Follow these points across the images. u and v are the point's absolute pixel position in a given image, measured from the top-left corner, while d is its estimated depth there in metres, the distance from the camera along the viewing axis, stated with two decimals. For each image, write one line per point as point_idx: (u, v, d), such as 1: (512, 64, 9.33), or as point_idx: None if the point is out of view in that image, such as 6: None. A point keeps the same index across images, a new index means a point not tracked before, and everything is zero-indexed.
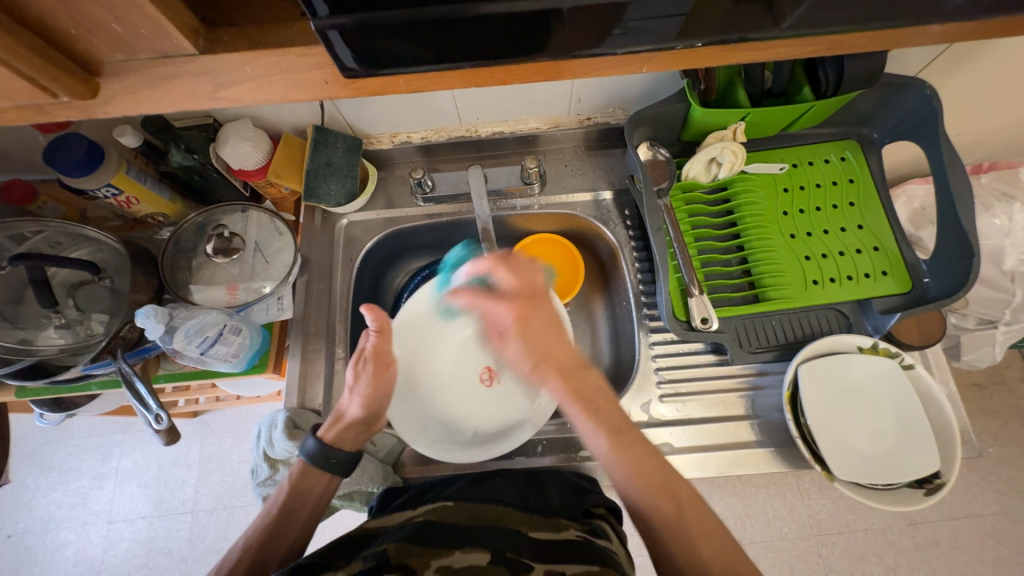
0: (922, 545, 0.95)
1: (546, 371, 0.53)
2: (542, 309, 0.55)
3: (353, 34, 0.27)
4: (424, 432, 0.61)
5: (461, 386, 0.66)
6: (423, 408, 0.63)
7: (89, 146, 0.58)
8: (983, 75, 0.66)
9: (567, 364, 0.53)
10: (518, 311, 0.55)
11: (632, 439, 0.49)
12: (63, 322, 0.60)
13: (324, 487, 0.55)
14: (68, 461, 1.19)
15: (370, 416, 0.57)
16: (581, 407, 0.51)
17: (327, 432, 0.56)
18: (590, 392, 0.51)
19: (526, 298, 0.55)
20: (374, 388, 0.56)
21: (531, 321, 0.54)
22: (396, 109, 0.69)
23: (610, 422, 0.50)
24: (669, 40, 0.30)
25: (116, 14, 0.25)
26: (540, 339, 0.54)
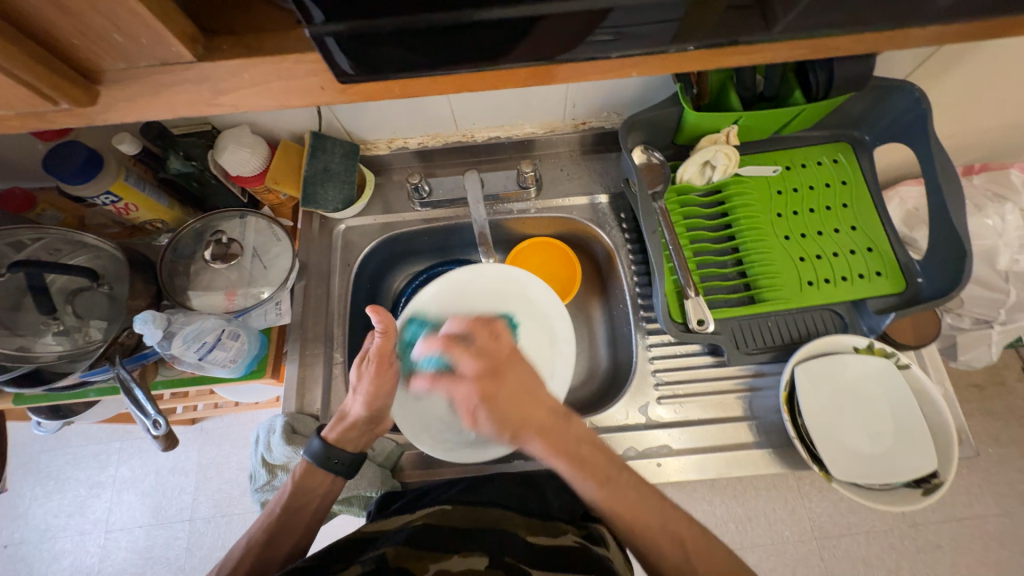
0: (924, 547, 0.94)
1: (523, 436, 0.48)
2: (511, 374, 0.50)
3: (349, 41, 0.27)
4: (430, 432, 0.59)
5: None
6: (425, 409, 0.60)
7: (89, 154, 0.59)
8: (970, 78, 0.67)
9: (545, 424, 0.49)
10: (482, 386, 0.48)
11: (625, 480, 0.48)
12: (62, 329, 0.61)
13: (326, 487, 0.56)
14: (65, 469, 1.18)
15: (374, 416, 0.57)
16: (566, 463, 0.48)
17: (331, 432, 0.56)
18: (572, 445, 0.49)
19: (489, 372, 0.49)
20: (378, 387, 0.56)
21: (495, 389, 0.49)
22: (392, 115, 0.70)
23: (598, 473, 0.48)
24: (660, 45, 0.31)
25: (117, 23, 0.25)
26: (510, 405, 0.48)
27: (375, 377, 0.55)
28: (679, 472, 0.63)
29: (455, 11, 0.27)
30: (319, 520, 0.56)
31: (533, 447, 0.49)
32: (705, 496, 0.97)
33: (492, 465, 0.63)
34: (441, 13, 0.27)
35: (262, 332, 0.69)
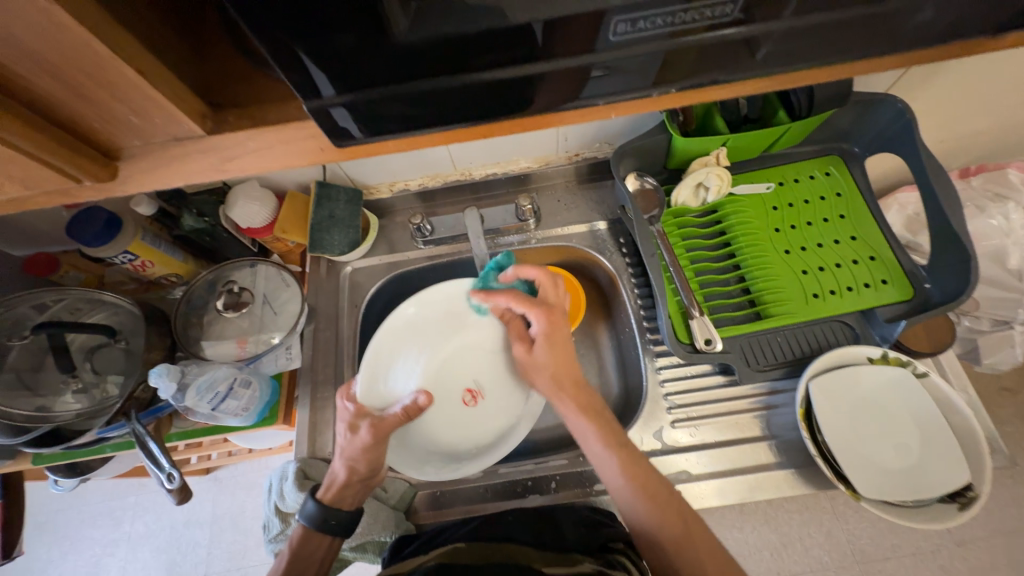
0: (976, 567, 0.89)
1: (562, 386, 0.56)
2: (562, 327, 0.58)
3: (349, 108, 0.29)
4: (430, 461, 0.60)
5: (447, 408, 0.62)
6: (418, 442, 0.60)
7: (108, 217, 0.62)
8: (952, 87, 0.68)
9: (577, 380, 0.56)
10: (553, 322, 0.57)
11: (630, 441, 0.52)
12: (81, 386, 0.62)
13: (326, 548, 0.53)
14: (81, 528, 1.17)
15: (365, 475, 0.54)
16: (583, 425, 0.53)
17: (326, 492, 0.54)
18: (602, 413, 0.54)
19: (558, 312, 0.58)
20: (372, 456, 0.53)
21: (559, 332, 0.57)
22: (393, 161, 0.73)
23: (620, 438, 0.52)
24: (639, 89, 0.32)
25: (134, 106, 0.28)
26: (563, 354, 0.57)
27: (373, 447, 0.53)
28: (701, 499, 0.60)
29: (435, 79, 0.28)
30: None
31: (564, 405, 0.55)
32: (734, 523, 0.93)
33: (508, 501, 0.62)
34: (424, 83, 0.28)
35: (273, 377, 0.70)
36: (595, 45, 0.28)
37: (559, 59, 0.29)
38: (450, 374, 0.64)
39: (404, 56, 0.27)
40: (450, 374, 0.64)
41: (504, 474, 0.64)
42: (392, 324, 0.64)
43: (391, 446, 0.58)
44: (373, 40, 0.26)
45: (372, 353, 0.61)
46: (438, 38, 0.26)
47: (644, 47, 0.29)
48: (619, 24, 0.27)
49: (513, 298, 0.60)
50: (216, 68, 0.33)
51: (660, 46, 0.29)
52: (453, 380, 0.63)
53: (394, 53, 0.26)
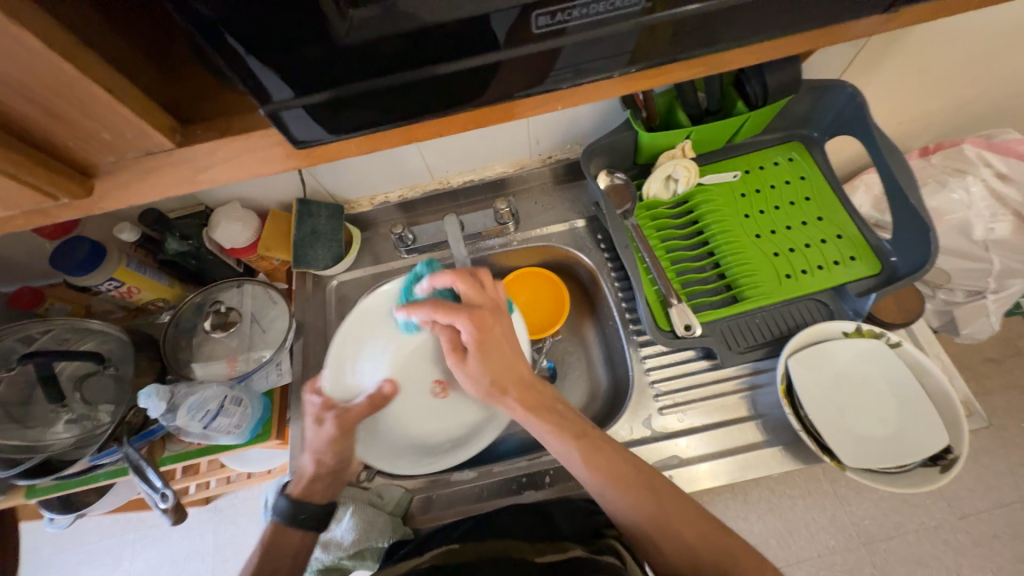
0: (980, 540, 0.89)
1: (506, 387, 0.56)
2: (497, 325, 0.56)
3: (301, 111, 0.31)
4: (405, 457, 0.61)
5: (417, 400, 0.64)
6: (389, 436, 0.62)
7: (92, 245, 0.63)
8: (899, 69, 0.72)
9: (524, 378, 0.57)
10: (482, 321, 0.55)
11: (594, 437, 0.53)
12: (72, 416, 0.62)
13: (297, 544, 0.54)
14: (78, 570, 1.15)
15: (335, 467, 0.57)
16: (545, 423, 0.54)
17: (295, 488, 0.56)
18: (547, 403, 0.56)
19: (489, 312, 0.56)
20: (341, 442, 0.56)
21: (489, 335, 0.55)
22: (371, 174, 0.75)
23: (574, 428, 0.53)
24: (576, 79, 0.35)
25: (106, 124, 0.30)
26: (495, 360, 0.56)
27: (340, 439, 0.56)
28: (694, 481, 0.61)
29: (382, 79, 0.30)
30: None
31: (511, 405, 0.55)
32: (737, 513, 0.93)
33: (505, 498, 0.62)
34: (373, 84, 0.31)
35: (264, 394, 0.71)
36: (523, 39, 0.30)
37: (489, 54, 0.31)
38: (419, 367, 0.65)
39: (349, 58, 0.29)
40: (422, 363, 0.66)
41: (500, 473, 0.64)
42: (363, 312, 0.65)
43: (359, 440, 0.59)
44: (321, 45, 0.27)
45: (344, 346, 0.63)
46: (377, 38, 0.28)
47: (572, 37, 0.31)
48: (541, 18, 0.29)
49: (439, 309, 0.55)
50: (183, 86, 0.35)
51: (586, 37, 0.31)
52: (423, 370, 0.65)
53: (340, 55, 0.28)
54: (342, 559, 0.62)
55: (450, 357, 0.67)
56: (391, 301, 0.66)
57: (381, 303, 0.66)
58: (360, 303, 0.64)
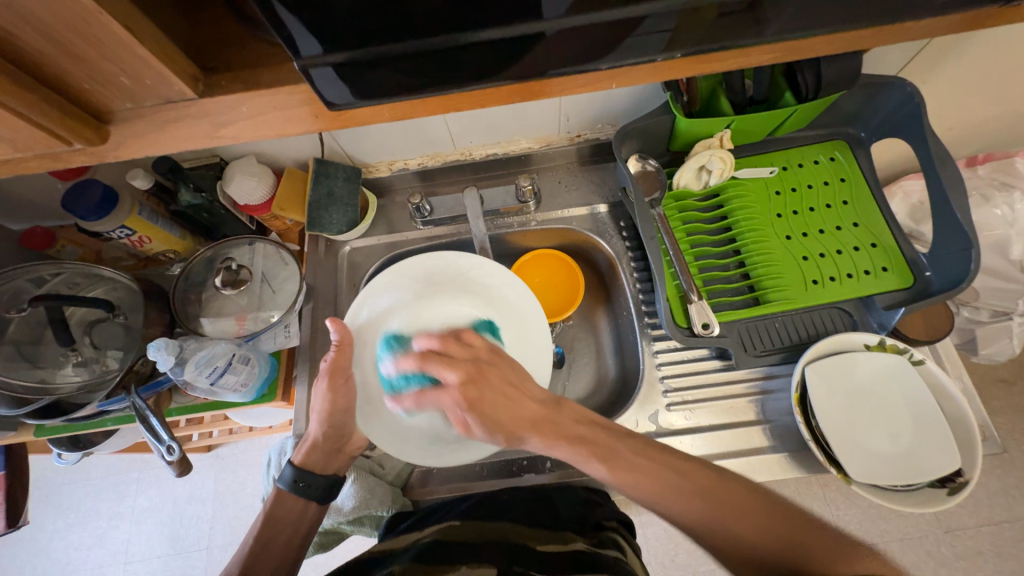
0: (962, 554, 0.90)
1: (524, 433, 0.51)
2: (493, 374, 0.54)
3: (335, 71, 0.29)
4: (410, 442, 0.58)
5: None
6: (394, 414, 0.59)
7: (104, 191, 0.61)
8: (962, 72, 0.67)
9: (536, 417, 0.52)
10: (466, 393, 0.52)
11: (621, 450, 0.49)
12: (80, 360, 0.62)
13: (299, 513, 0.56)
14: (84, 502, 1.20)
15: (334, 435, 0.57)
16: (574, 448, 0.49)
17: (298, 456, 0.57)
18: (569, 429, 0.51)
19: (473, 372, 0.53)
20: (337, 402, 0.56)
21: (482, 392, 0.52)
22: (391, 139, 0.72)
23: (602, 447, 0.49)
24: (632, 56, 0.32)
25: (123, 66, 0.27)
26: (495, 409, 0.52)
27: (336, 407, 0.56)
28: None
29: (421, 39, 0.28)
30: (298, 549, 0.54)
31: (533, 445, 0.51)
32: None
33: (501, 482, 0.62)
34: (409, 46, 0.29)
35: (271, 355, 0.71)
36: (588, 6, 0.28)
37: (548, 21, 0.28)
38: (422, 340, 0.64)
39: (392, 13, 0.26)
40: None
41: (501, 453, 0.64)
42: (373, 287, 0.63)
43: (362, 416, 0.57)
44: None
45: (354, 315, 0.61)
46: None
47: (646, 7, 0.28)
48: None
49: (416, 391, 0.55)
50: (208, 33, 0.33)
51: (652, 9, 0.28)
52: None
53: (385, 8, 0.26)
54: (341, 524, 0.63)
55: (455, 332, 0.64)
56: (404, 277, 0.65)
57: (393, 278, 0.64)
58: (377, 279, 0.63)
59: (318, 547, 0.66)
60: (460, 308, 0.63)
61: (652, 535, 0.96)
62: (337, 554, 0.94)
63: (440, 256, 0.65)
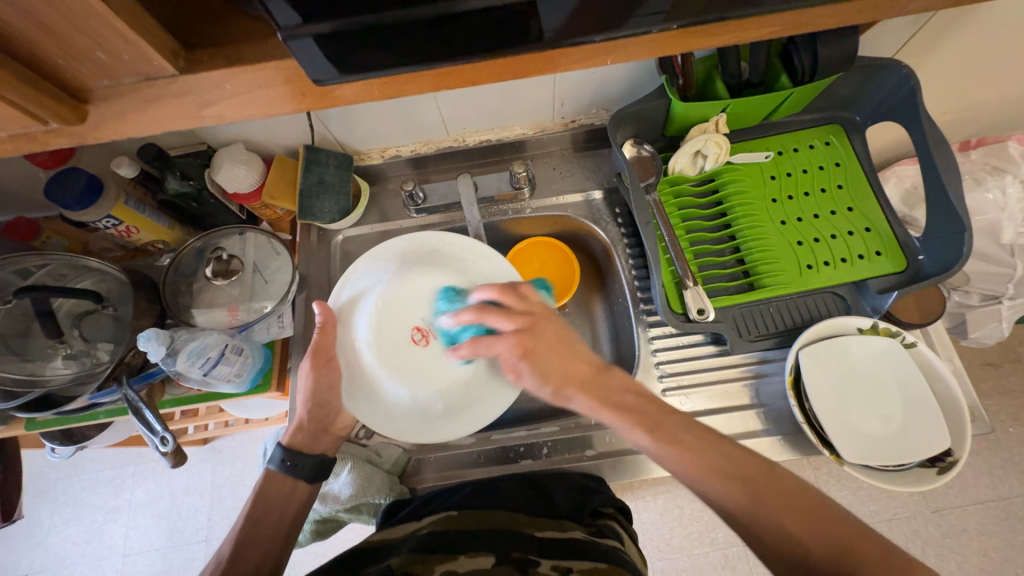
0: (949, 532, 0.92)
1: (569, 390, 0.54)
2: (546, 329, 0.54)
3: (318, 42, 0.29)
4: (397, 421, 0.57)
5: (398, 348, 0.55)
6: (377, 393, 0.57)
7: (88, 179, 0.60)
8: (957, 54, 0.66)
9: (586, 372, 0.54)
10: (522, 342, 0.53)
11: (664, 440, 0.49)
12: (70, 352, 0.61)
13: (288, 494, 0.55)
14: (81, 496, 1.19)
15: (321, 415, 0.57)
16: (619, 415, 0.51)
17: (286, 437, 0.57)
18: (615, 395, 0.53)
19: (528, 322, 0.54)
20: (321, 383, 0.56)
21: (540, 347, 0.54)
22: (384, 125, 0.71)
23: (648, 420, 0.50)
24: (625, 28, 0.31)
25: (99, 41, 0.27)
26: (553, 363, 0.54)
27: (321, 384, 0.56)
28: None
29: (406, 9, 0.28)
30: (287, 533, 0.54)
31: (577, 404, 0.54)
32: None
33: (500, 467, 0.63)
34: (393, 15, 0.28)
35: (265, 346, 0.70)
36: None
37: None
38: (400, 310, 0.56)
39: None
40: (406, 307, 0.56)
41: (497, 441, 0.64)
42: (358, 266, 0.62)
43: (346, 394, 0.57)
44: None
45: (337, 294, 0.60)
46: None
47: None
48: None
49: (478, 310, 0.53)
50: (189, 11, 0.32)
51: None
52: (404, 314, 0.55)
53: None
54: (338, 511, 0.64)
55: (433, 303, 0.56)
56: (381, 257, 0.63)
57: (371, 259, 0.62)
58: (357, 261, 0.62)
59: (315, 534, 0.67)
60: (440, 281, 0.58)
61: (647, 519, 0.97)
62: (335, 542, 0.95)
63: (419, 236, 0.65)
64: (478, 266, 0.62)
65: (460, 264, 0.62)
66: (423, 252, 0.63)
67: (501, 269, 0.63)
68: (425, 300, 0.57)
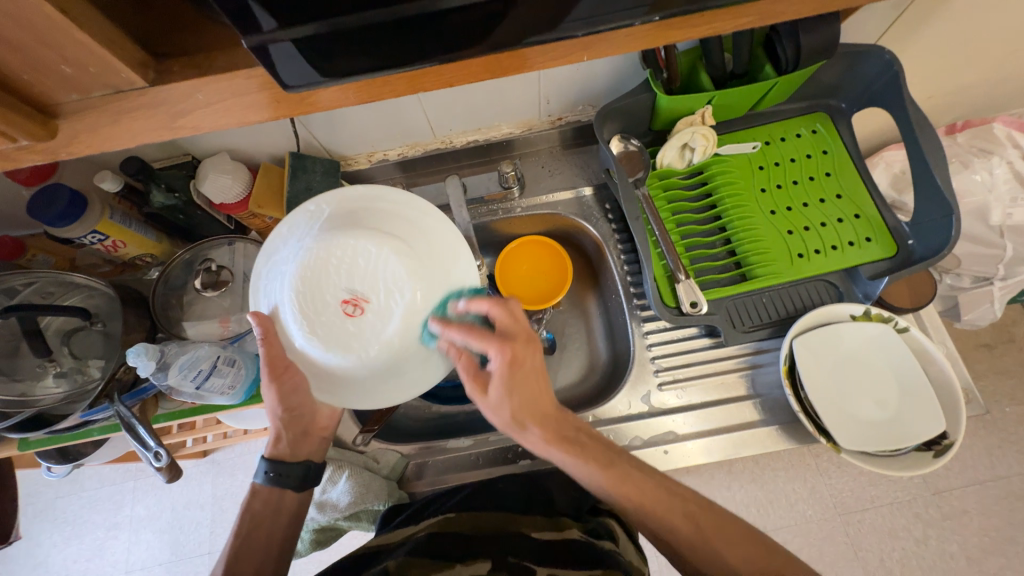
0: (949, 514, 0.92)
1: (527, 420, 0.51)
2: (529, 359, 0.51)
3: (289, 49, 0.28)
4: (378, 392, 0.52)
5: (338, 329, 0.50)
6: (341, 376, 0.51)
7: (71, 195, 0.59)
8: (940, 38, 0.66)
9: (547, 411, 0.52)
10: (512, 360, 0.49)
11: (627, 467, 0.50)
12: (61, 370, 0.61)
13: (275, 505, 0.55)
14: (81, 514, 1.18)
15: (297, 417, 0.56)
16: (571, 458, 0.50)
17: (269, 448, 0.56)
18: (566, 429, 0.52)
19: (520, 346, 0.50)
20: (286, 390, 0.54)
21: (522, 369, 0.50)
22: (369, 130, 0.70)
23: (600, 457, 0.51)
24: (600, 24, 0.31)
25: (65, 54, 0.26)
26: (526, 387, 0.51)
27: (286, 390, 0.54)
28: (688, 457, 0.62)
29: (376, 11, 0.27)
30: (282, 542, 0.54)
31: (530, 436, 0.52)
32: (723, 482, 0.96)
33: (498, 467, 0.63)
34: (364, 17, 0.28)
35: (257, 355, 0.69)
36: None
37: None
38: (320, 288, 0.50)
39: None
40: (319, 285, 0.50)
41: (495, 442, 0.64)
42: (257, 264, 0.53)
43: (318, 391, 0.51)
44: None
45: (256, 304, 0.53)
46: None
47: None
48: None
49: (461, 334, 0.50)
50: (157, 18, 0.32)
51: None
52: (325, 293, 0.50)
53: None
54: (337, 519, 0.63)
55: (350, 268, 0.50)
56: (281, 239, 0.53)
57: (278, 239, 0.53)
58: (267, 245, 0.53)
59: (315, 543, 0.66)
60: (338, 242, 0.50)
61: None
62: (337, 549, 0.95)
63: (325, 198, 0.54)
64: (376, 209, 0.54)
65: (365, 216, 0.54)
66: (324, 215, 0.53)
67: (408, 207, 0.56)
68: (338, 269, 0.50)
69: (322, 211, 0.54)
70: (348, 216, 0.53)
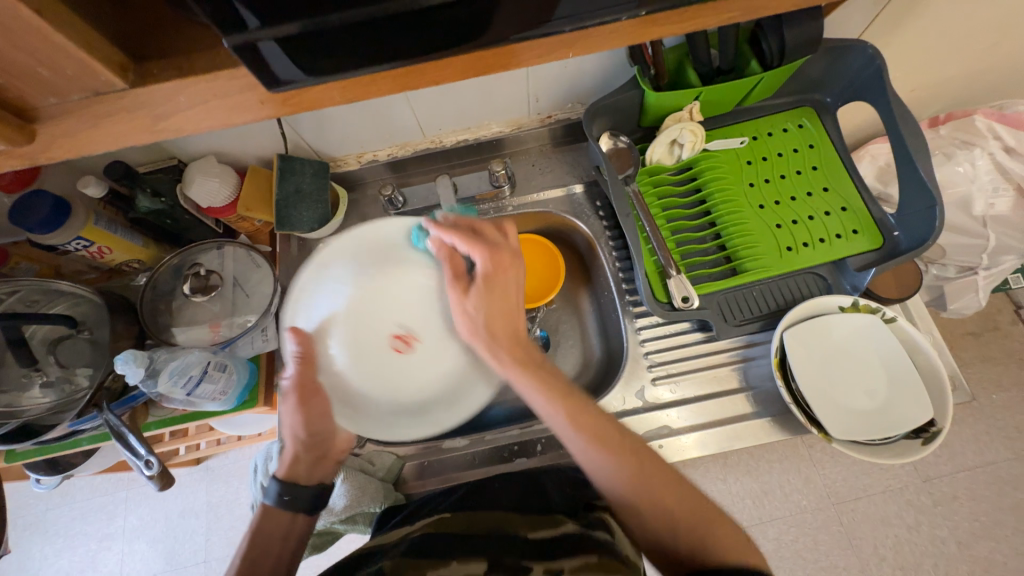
0: (940, 500, 0.94)
1: (499, 335, 0.53)
2: (511, 272, 0.54)
3: (271, 49, 0.28)
4: (401, 424, 0.55)
5: (381, 359, 0.57)
6: (371, 403, 0.56)
7: (55, 201, 0.58)
8: (921, 32, 0.67)
9: (517, 331, 0.54)
10: (496, 264, 0.54)
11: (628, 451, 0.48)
12: (48, 380, 0.59)
13: (286, 524, 0.52)
14: (72, 525, 1.16)
15: (313, 442, 0.53)
16: (547, 392, 0.51)
17: (281, 470, 0.53)
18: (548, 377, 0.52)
19: (503, 257, 0.54)
20: (311, 414, 0.52)
21: (502, 274, 0.54)
22: (357, 130, 0.70)
23: (592, 430, 0.49)
24: (585, 20, 0.31)
25: (43, 57, 0.26)
26: (502, 296, 0.54)
27: (308, 412, 0.52)
28: (683, 451, 0.63)
29: (359, 10, 0.27)
30: (290, 561, 0.50)
31: (501, 360, 0.52)
32: (718, 475, 0.97)
33: (495, 466, 0.63)
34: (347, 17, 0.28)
35: (250, 360, 0.68)
36: None
37: None
38: (371, 321, 0.58)
39: None
40: (369, 322, 0.58)
41: (491, 440, 0.64)
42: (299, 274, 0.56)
43: (341, 414, 0.54)
44: None
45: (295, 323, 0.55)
46: None
47: None
48: None
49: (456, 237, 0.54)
50: (137, 19, 0.32)
51: None
52: (376, 326, 0.58)
53: None
54: (333, 523, 0.63)
55: (402, 307, 0.59)
56: (336, 264, 0.57)
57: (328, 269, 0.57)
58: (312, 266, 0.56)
59: (312, 548, 0.66)
60: (394, 284, 0.60)
61: None
62: (335, 552, 0.94)
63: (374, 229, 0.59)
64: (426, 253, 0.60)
65: (418, 260, 0.60)
66: (376, 250, 0.59)
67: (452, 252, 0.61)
68: (392, 308, 0.59)
69: (374, 247, 0.59)
70: (399, 257, 0.60)
